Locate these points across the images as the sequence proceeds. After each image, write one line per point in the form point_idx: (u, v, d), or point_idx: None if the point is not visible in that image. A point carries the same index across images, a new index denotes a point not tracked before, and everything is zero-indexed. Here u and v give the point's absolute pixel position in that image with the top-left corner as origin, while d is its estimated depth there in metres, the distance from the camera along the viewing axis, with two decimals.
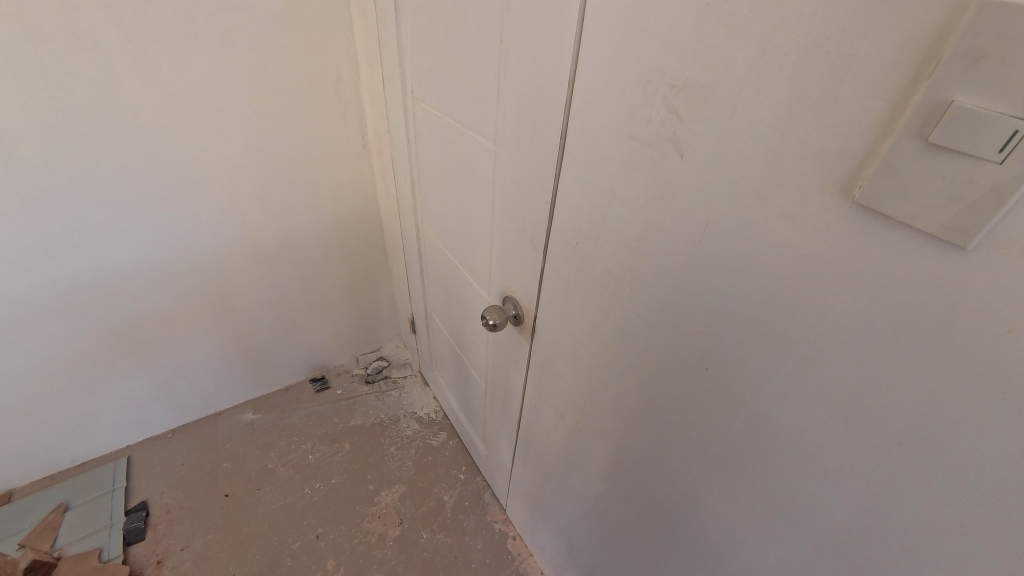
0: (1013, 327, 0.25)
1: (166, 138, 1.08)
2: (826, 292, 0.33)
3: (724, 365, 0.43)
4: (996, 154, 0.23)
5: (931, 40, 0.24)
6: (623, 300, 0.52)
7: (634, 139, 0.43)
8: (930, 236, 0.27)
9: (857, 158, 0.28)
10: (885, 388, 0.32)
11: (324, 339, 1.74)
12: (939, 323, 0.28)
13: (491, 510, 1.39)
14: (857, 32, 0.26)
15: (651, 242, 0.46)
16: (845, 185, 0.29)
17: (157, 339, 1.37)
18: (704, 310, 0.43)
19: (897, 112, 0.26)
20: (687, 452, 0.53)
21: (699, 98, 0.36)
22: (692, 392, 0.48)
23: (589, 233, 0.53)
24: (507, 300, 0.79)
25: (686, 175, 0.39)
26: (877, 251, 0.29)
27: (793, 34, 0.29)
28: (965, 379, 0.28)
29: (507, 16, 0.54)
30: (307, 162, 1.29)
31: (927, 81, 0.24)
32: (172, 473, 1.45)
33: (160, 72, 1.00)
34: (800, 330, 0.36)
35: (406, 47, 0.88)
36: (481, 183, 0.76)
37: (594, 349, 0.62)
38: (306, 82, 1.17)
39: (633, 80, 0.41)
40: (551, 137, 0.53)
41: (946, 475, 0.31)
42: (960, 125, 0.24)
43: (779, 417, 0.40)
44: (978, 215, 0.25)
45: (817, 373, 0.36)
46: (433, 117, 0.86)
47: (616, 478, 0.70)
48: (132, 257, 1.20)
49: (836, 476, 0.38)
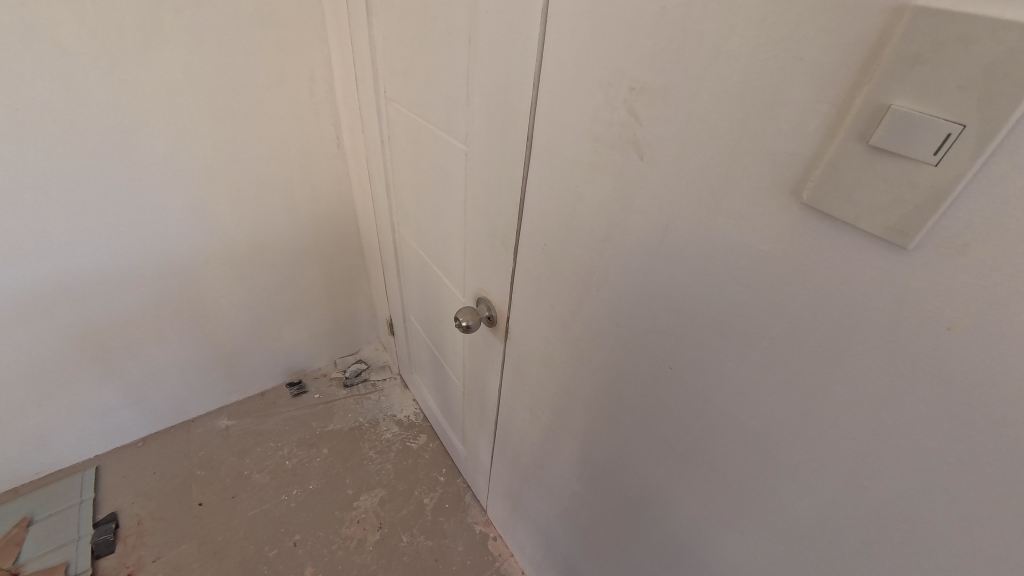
0: (953, 324, 0.26)
1: (134, 138, 1.05)
2: (781, 292, 0.34)
3: (688, 364, 0.44)
4: (932, 156, 0.24)
5: (870, 45, 0.24)
6: (592, 301, 0.53)
7: (597, 140, 0.43)
8: (876, 237, 0.27)
9: (805, 161, 0.29)
10: (837, 385, 0.33)
11: (301, 342, 1.71)
12: (886, 322, 0.29)
13: (472, 511, 1.39)
14: (803, 38, 0.27)
15: (615, 243, 0.46)
16: (795, 187, 0.30)
17: (128, 344, 1.33)
18: (668, 310, 0.43)
19: (841, 114, 0.27)
20: (656, 451, 0.53)
21: (657, 101, 0.36)
22: (658, 391, 0.49)
23: (558, 234, 0.53)
24: (481, 301, 0.79)
25: (647, 176, 0.40)
26: (826, 251, 0.30)
27: (744, 38, 0.30)
28: (910, 376, 0.29)
29: (474, 17, 0.54)
30: (283, 162, 1.27)
31: (869, 85, 0.25)
32: (143, 482, 1.41)
33: (127, 70, 0.97)
34: (757, 329, 0.36)
35: (379, 48, 0.87)
36: (454, 184, 0.75)
37: (565, 349, 0.62)
38: (281, 81, 1.16)
39: (595, 82, 0.41)
40: (519, 138, 0.53)
41: (896, 469, 0.32)
42: (899, 128, 0.24)
43: (740, 415, 0.41)
44: (918, 217, 0.25)
45: (774, 371, 0.37)
46: (406, 117, 0.85)
47: (591, 478, 0.70)
48: (101, 259, 1.16)
49: (795, 471, 0.39)
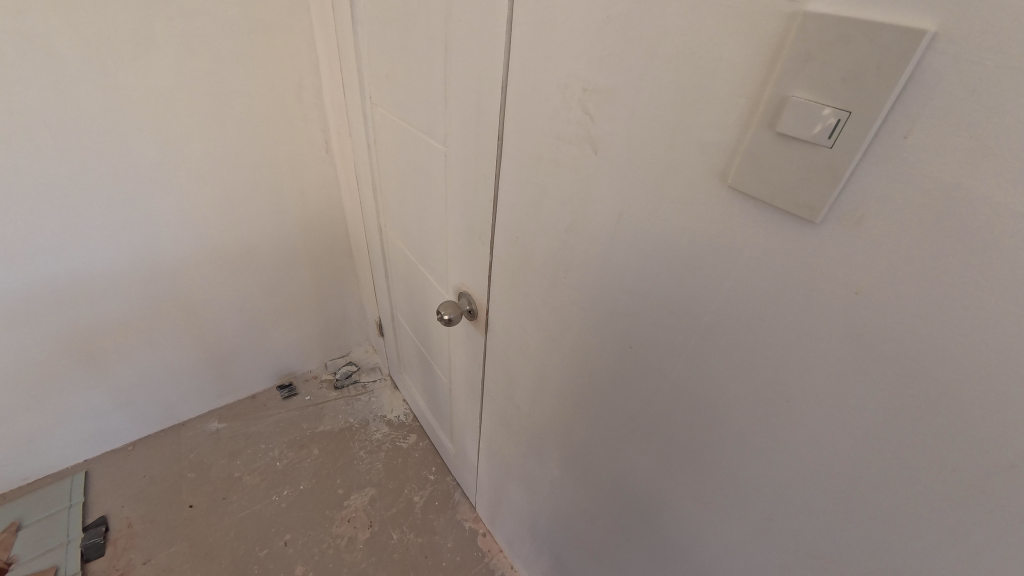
0: (859, 289, 0.30)
1: (126, 143, 1.07)
2: (720, 271, 0.37)
3: (647, 343, 0.47)
4: (827, 139, 0.27)
5: (774, 44, 0.28)
6: (560, 288, 0.56)
7: (559, 137, 0.46)
8: (790, 214, 0.31)
9: (728, 148, 0.32)
10: (771, 351, 0.36)
11: (291, 345, 1.73)
12: (806, 290, 0.32)
13: (462, 508, 1.41)
14: (721, 40, 0.30)
15: (578, 233, 0.49)
16: (722, 172, 0.34)
17: (118, 346, 1.34)
18: (626, 293, 0.47)
19: (754, 105, 0.30)
20: (624, 430, 0.56)
21: (606, 99, 0.40)
22: (623, 371, 0.52)
23: (528, 226, 0.57)
24: (462, 296, 0.82)
25: (602, 168, 0.43)
26: (751, 228, 0.34)
27: (674, 43, 0.33)
28: (831, 338, 0.32)
29: (448, 24, 0.57)
30: (271, 165, 1.30)
31: (774, 80, 0.28)
32: (134, 485, 1.42)
33: (117, 76, 1.00)
34: (701, 305, 0.40)
35: (363, 55, 0.91)
36: (434, 182, 0.79)
37: (539, 337, 0.65)
38: (269, 86, 1.18)
39: (554, 84, 0.44)
40: (491, 137, 0.56)
41: (827, 426, 0.35)
42: (800, 116, 0.28)
43: (693, 387, 0.44)
44: (822, 192, 0.29)
45: (717, 343, 0.40)
46: (389, 120, 0.88)
47: (569, 463, 0.73)
48: (90, 261, 1.18)
49: (743, 437, 0.42)
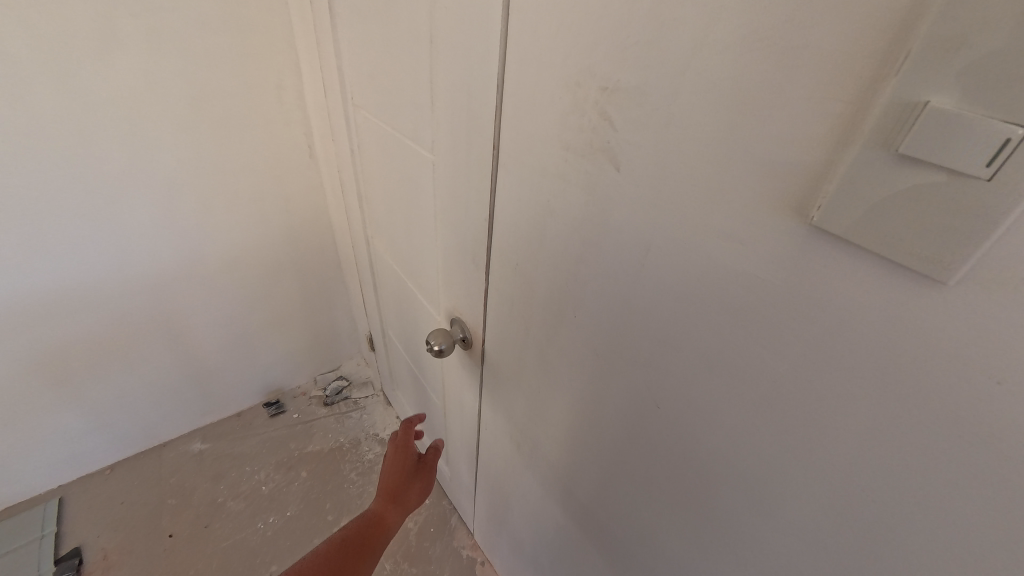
0: (1006, 379, 0.21)
1: (91, 151, 0.98)
2: (786, 331, 0.28)
3: (677, 402, 0.38)
4: (985, 168, 0.18)
5: (895, 23, 0.19)
6: (568, 325, 0.47)
7: (567, 149, 0.38)
8: (907, 268, 0.22)
9: (814, 173, 0.24)
10: (849, 441, 0.28)
11: (278, 360, 1.63)
12: (914, 370, 0.24)
13: (458, 534, 1.32)
14: (808, 21, 0.22)
15: (590, 265, 0.41)
16: (801, 204, 0.25)
17: (91, 367, 1.25)
18: (653, 342, 0.38)
19: (858, 114, 0.21)
20: (644, 492, 0.48)
21: (632, 102, 0.31)
22: (645, 429, 0.43)
23: (529, 252, 0.48)
24: (455, 323, 0.74)
25: (624, 189, 0.34)
26: (836, 279, 0.25)
27: (731, 26, 0.24)
28: (948, 438, 0.23)
29: (434, 13, 0.49)
30: (252, 172, 1.20)
31: (894, 78, 0.20)
32: (111, 513, 1.33)
33: (79, 79, 0.90)
34: (753, 369, 0.31)
35: (344, 52, 0.82)
36: (423, 194, 0.70)
37: (542, 375, 0.57)
38: (247, 88, 1.09)
39: (562, 83, 0.36)
40: (485, 146, 0.48)
41: (927, 542, 0.26)
42: (937, 131, 0.19)
43: (737, 462, 0.36)
44: (965, 242, 0.19)
45: (774, 416, 0.31)
46: (373, 124, 0.79)
47: (576, 511, 0.65)
48: (56, 278, 1.09)
49: (802, 531, 0.33)
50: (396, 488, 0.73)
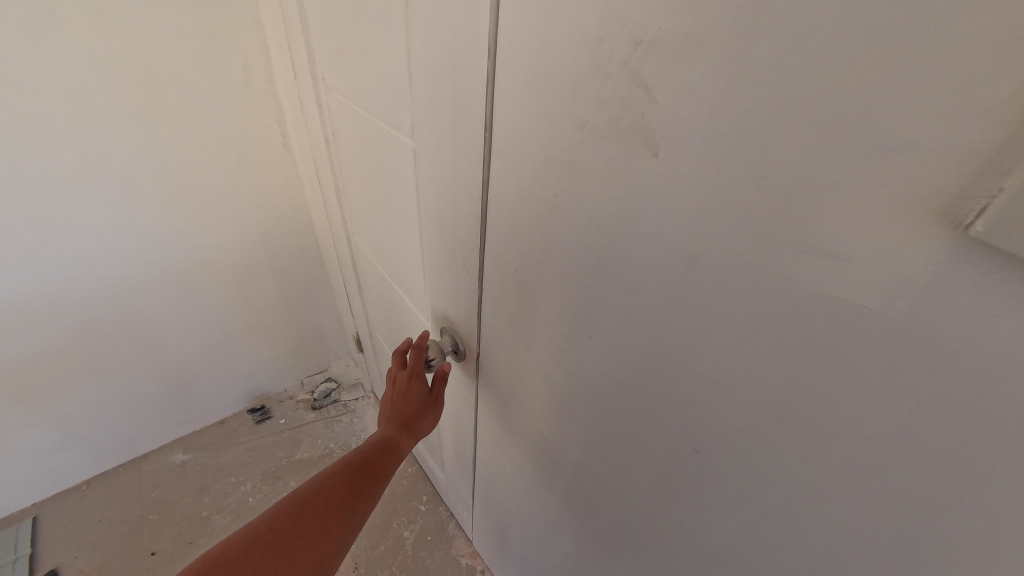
0: None
1: (35, 147, 0.88)
2: (891, 380, 0.21)
3: (724, 450, 0.31)
4: None
5: None
6: (579, 344, 0.40)
7: (582, 131, 0.30)
8: None
9: (975, 160, 0.16)
10: (987, 523, 0.21)
11: (261, 364, 1.55)
12: None
13: (457, 543, 1.26)
14: None
15: (612, 278, 0.33)
16: (947, 207, 0.17)
17: (56, 380, 1.16)
18: (694, 377, 0.31)
19: None
20: (673, 535, 0.41)
21: (678, 67, 0.23)
22: (679, 471, 0.36)
23: (531, 258, 0.41)
24: (444, 332, 0.66)
25: (663, 183, 0.26)
26: (996, 315, 0.17)
27: None
28: None
29: None
30: (221, 166, 1.10)
31: None
32: (88, 532, 1.25)
33: (11, 65, 0.80)
34: (841, 421, 0.24)
35: (313, 28, 0.72)
36: (405, 188, 0.62)
37: (548, 395, 0.49)
38: (208, 72, 0.98)
39: (576, 45, 0.27)
40: (474, 130, 0.39)
41: None
42: None
43: (803, 523, 0.29)
44: None
45: (863, 480, 0.25)
46: (347, 110, 0.70)
47: (587, 539, 0.58)
48: (8, 288, 0.99)
49: None
50: (412, 413, 0.61)
